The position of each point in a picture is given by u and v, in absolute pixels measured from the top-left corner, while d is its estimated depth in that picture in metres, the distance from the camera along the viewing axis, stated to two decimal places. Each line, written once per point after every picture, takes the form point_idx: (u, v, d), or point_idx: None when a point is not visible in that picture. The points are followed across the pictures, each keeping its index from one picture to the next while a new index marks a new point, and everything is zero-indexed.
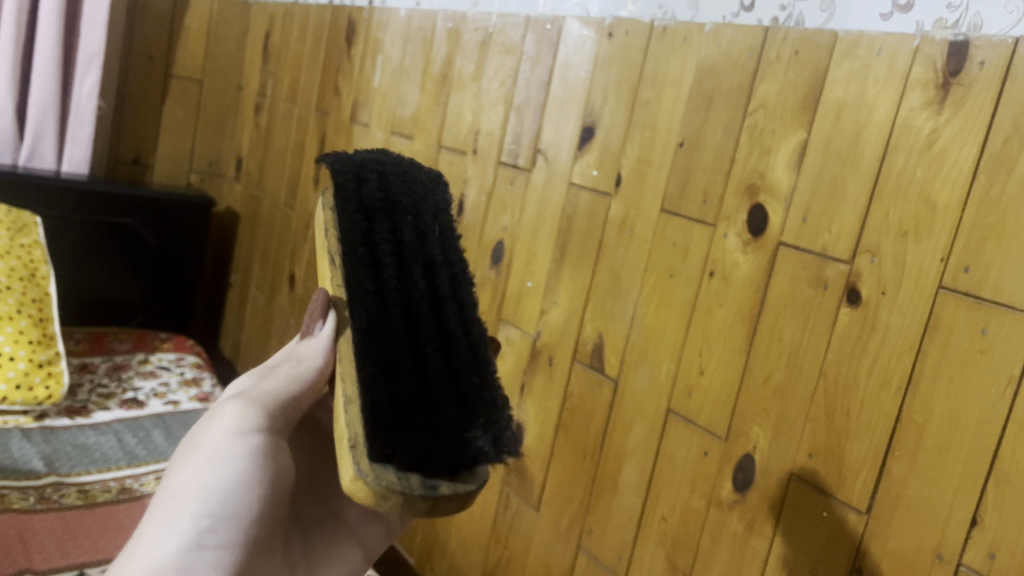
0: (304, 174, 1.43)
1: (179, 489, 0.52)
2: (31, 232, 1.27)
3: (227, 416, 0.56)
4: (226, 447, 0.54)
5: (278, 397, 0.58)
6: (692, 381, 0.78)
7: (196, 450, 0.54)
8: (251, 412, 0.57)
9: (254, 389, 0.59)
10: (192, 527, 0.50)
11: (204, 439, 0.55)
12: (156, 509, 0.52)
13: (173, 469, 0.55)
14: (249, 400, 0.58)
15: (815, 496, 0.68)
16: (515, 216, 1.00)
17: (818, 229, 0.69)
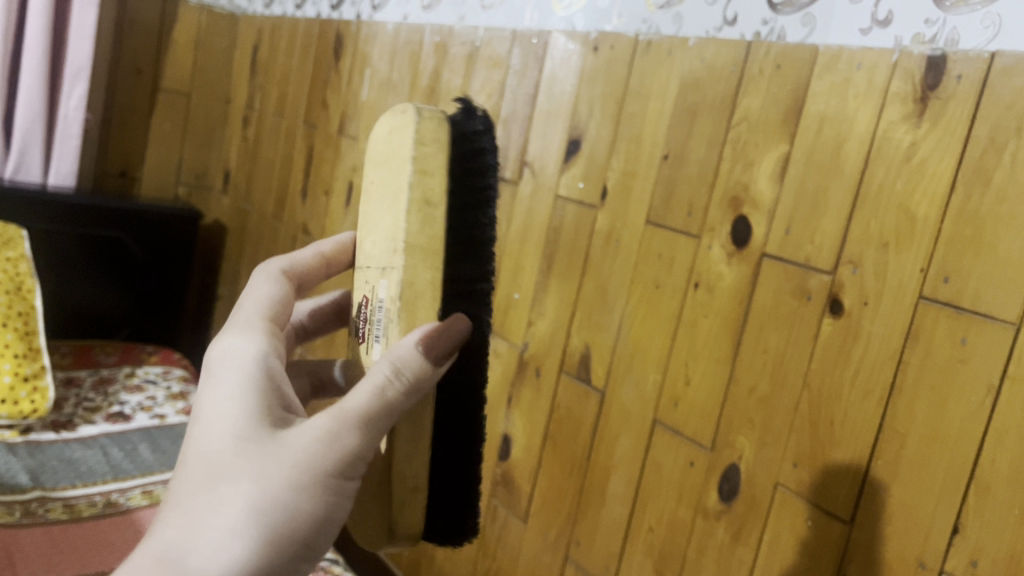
0: (292, 187, 1.43)
1: (288, 524, 0.43)
2: (17, 245, 1.27)
3: (350, 441, 0.45)
4: (339, 483, 0.45)
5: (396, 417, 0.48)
6: (678, 393, 0.79)
7: (313, 476, 0.44)
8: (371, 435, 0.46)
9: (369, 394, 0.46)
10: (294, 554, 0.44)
11: (319, 461, 0.44)
12: (255, 531, 0.42)
13: (263, 460, 0.44)
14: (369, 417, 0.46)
15: (800, 505, 0.68)
16: (502, 228, 1.01)
17: (801, 241, 0.69)
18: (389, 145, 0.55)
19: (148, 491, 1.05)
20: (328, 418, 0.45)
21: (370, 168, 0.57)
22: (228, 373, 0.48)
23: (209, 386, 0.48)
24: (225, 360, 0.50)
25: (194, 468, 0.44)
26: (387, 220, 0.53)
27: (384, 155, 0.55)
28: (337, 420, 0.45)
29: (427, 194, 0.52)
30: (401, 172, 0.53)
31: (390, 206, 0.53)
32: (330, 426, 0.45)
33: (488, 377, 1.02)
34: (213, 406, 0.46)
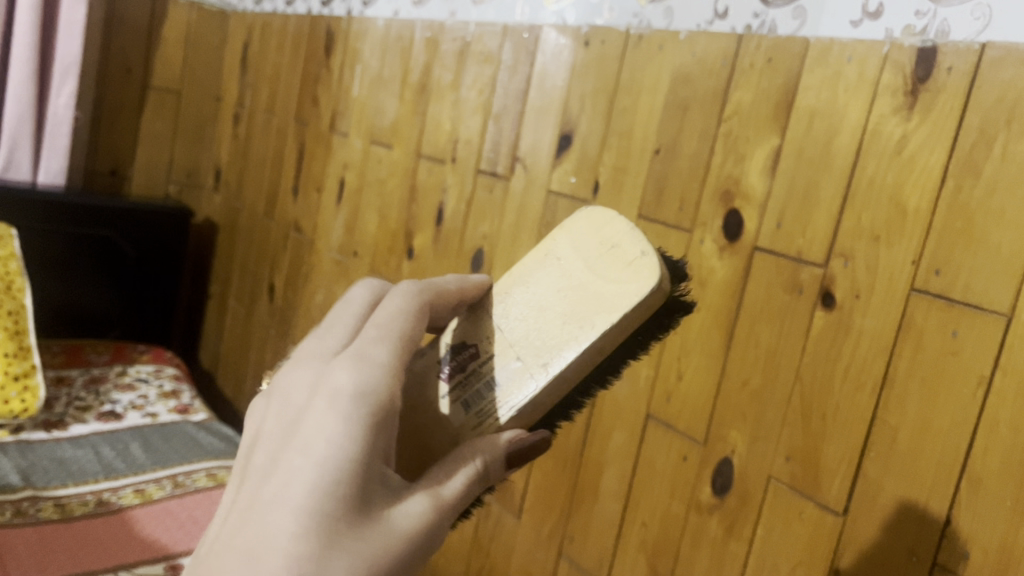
0: (283, 184, 1.43)
1: None
2: (6, 244, 1.25)
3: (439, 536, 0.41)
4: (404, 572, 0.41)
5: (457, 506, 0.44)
6: (671, 387, 0.79)
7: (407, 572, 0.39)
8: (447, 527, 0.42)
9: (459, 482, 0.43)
10: None
11: (416, 552, 0.39)
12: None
13: (383, 542, 0.37)
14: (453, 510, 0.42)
15: (793, 498, 0.68)
16: (494, 224, 1.00)
17: (792, 235, 0.69)
18: (610, 269, 0.49)
19: (140, 490, 1.05)
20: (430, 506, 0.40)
21: (571, 249, 0.52)
22: (354, 411, 0.38)
23: (324, 417, 0.38)
24: (345, 388, 0.39)
25: (314, 522, 0.35)
26: (555, 328, 0.49)
27: (595, 270, 0.50)
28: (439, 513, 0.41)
29: (601, 348, 0.47)
30: (607, 308, 0.48)
31: (568, 320, 0.48)
32: (432, 516, 0.40)
33: None
34: (345, 450, 0.37)
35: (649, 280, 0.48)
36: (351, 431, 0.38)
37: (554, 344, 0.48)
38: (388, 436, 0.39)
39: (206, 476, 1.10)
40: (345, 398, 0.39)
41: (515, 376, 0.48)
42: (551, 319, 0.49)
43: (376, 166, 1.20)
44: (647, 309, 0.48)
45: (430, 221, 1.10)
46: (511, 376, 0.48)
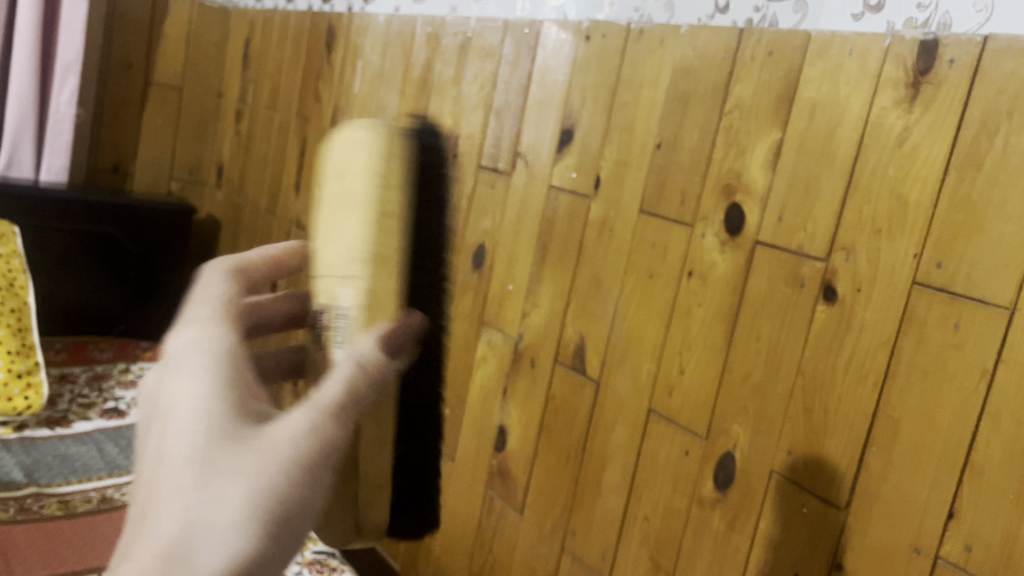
0: (285, 181, 1.43)
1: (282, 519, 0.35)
2: (8, 241, 1.25)
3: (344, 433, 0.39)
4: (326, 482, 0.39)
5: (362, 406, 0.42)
6: (672, 381, 0.79)
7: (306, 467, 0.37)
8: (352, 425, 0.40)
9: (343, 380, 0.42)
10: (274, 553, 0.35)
11: (303, 449, 0.37)
12: (252, 536, 0.34)
13: (249, 445, 0.36)
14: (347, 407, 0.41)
15: (795, 492, 0.68)
16: (496, 219, 1.00)
17: (794, 228, 0.69)
18: (349, 156, 0.49)
19: None
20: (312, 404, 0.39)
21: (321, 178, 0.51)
22: (187, 360, 0.40)
23: (164, 382, 0.40)
24: (180, 347, 0.41)
25: (169, 460, 0.36)
26: (350, 229, 0.48)
27: (343, 168, 0.49)
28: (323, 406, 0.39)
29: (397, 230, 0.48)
30: (365, 177, 0.49)
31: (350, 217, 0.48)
32: (311, 415, 0.38)
33: (483, 369, 1.01)
34: (182, 394, 0.38)
35: (365, 134, 0.49)
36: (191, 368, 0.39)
37: (351, 246, 0.48)
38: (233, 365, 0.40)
39: None
40: (177, 353, 0.41)
41: (351, 291, 0.48)
42: (346, 229, 0.49)
43: None
44: (400, 151, 0.49)
45: None
46: (337, 296, 0.48)
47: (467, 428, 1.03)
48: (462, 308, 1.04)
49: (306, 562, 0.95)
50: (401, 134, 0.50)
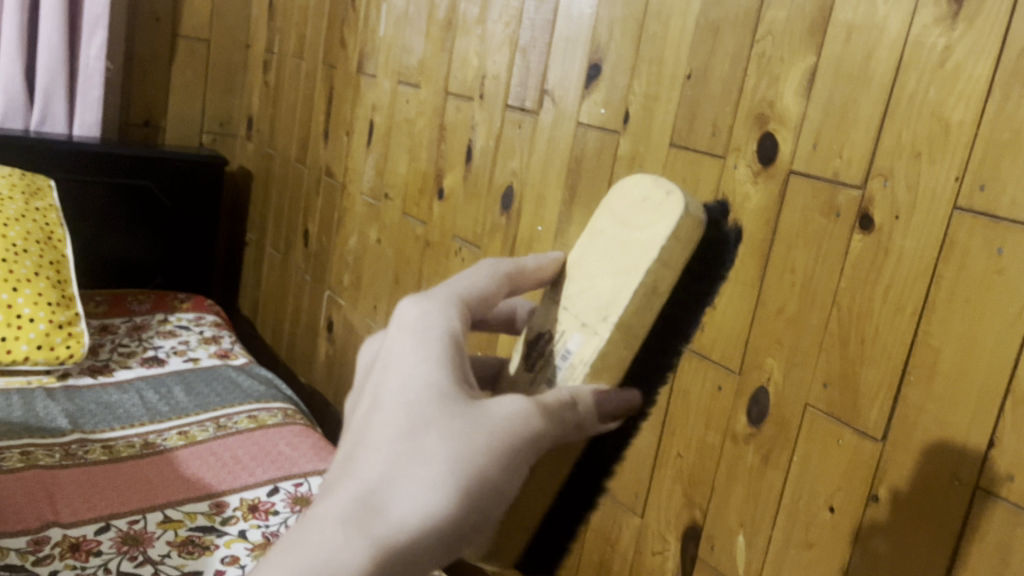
0: (314, 130, 1.42)
1: (480, 490, 0.37)
2: (44, 195, 1.28)
3: (483, 481, 0.37)
4: (466, 532, 0.37)
5: (532, 452, 0.39)
6: (705, 317, 0.77)
7: (500, 467, 0.37)
8: (507, 479, 0.38)
9: (519, 426, 0.38)
10: (445, 526, 0.36)
11: (506, 451, 0.38)
12: (452, 501, 0.36)
13: (467, 429, 0.37)
14: (505, 473, 0.38)
15: (831, 425, 0.67)
16: (523, 159, 0.98)
17: (829, 156, 0.67)
18: (638, 216, 0.47)
19: (184, 432, 1.07)
20: (466, 451, 0.37)
21: (608, 219, 0.49)
22: (423, 346, 0.40)
23: (402, 356, 0.40)
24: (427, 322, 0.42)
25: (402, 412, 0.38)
26: (605, 287, 0.46)
27: (627, 219, 0.47)
28: (471, 452, 0.37)
29: (655, 282, 0.44)
30: (636, 255, 0.45)
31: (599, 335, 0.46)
32: (534, 419, 0.39)
33: None
34: (407, 373, 0.39)
35: (672, 210, 0.45)
36: (400, 337, 0.41)
37: (610, 298, 0.45)
38: (437, 362, 0.40)
39: (247, 418, 1.12)
40: (429, 332, 0.41)
41: (581, 344, 0.45)
42: (589, 276, 0.48)
43: (405, 107, 1.19)
44: (679, 238, 0.45)
45: (460, 159, 1.08)
46: (579, 344, 0.45)
47: None
48: (492, 251, 1.03)
49: None
50: (693, 217, 0.45)
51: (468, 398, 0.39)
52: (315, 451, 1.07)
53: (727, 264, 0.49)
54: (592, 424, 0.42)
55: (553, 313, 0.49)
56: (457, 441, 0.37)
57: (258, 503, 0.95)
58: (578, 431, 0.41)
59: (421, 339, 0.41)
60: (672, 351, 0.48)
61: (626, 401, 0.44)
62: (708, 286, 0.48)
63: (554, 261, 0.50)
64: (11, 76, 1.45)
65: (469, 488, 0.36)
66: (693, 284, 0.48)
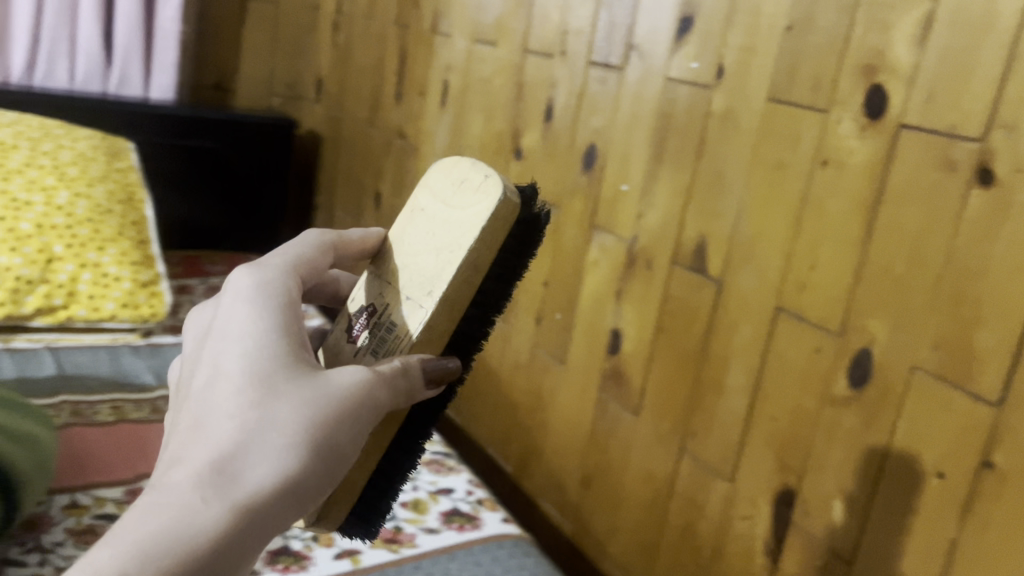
0: (386, 91, 1.42)
1: (317, 446, 0.46)
2: (125, 156, 1.29)
3: (324, 435, 0.47)
4: (313, 480, 0.46)
5: (369, 410, 0.49)
6: (803, 278, 0.75)
7: (330, 422, 0.47)
8: (345, 433, 0.48)
9: (343, 391, 0.48)
10: (287, 475, 0.45)
11: (333, 407, 0.47)
12: (293, 455, 0.46)
13: (299, 395, 0.47)
14: (342, 428, 0.48)
15: (940, 389, 0.65)
16: (608, 117, 0.96)
17: (945, 108, 0.64)
18: (461, 199, 0.57)
19: None
20: (307, 412, 0.47)
21: (432, 200, 0.59)
22: (251, 323, 0.50)
23: (236, 330, 0.50)
24: (249, 297, 0.51)
25: (247, 385, 0.47)
26: (429, 265, 0.56)
27: (449, 201, 0.58)
28: (313, 411, 0.47)
29: (477, 262, 0.55)
30: (461, 236, 0.55)
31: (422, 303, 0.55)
32: (356, 384, 0.49)
33: (595, 272, 0.99)
34: (242, 354, 0.48)
35: (492, 198, 0.55)
36: (233, 310, 0.51)
37: (432, 276, 0.55)
38: (270, 343, 0.49)
39: None
40: (253, 310, 0.51)
41: (408, 314, 0.55)
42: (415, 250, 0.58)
43: (481, 66, 1.17)
44: (498, 219, 0.55)
45: (539, 118, 1.07)
46: (406, 317, 0.55)
47: (579, 333, 1.02)
48: (573, 211, 1.02)
49: (425, 462, 1.01)
50: (514, 204, 0.56)
51: (307, 371, 0.49)
52: None
53: (536, 243, 0.59)
54: (419, 388, 0.52)
55: (380, 286, 0.58)
56: (300, 403, 0.47)
57: None
58: (403, 394, 0.51)
59: (257, 313, 0.50)
60: (484, 323, 0.58)
61: (448, 370, 0.54)
62: (519, 260, 0.58)
63: (375, 236, 0.61)
64: (90, 39, 1.47)
65: (307, 440, 0.46)
66: (507, 260, 0.57)
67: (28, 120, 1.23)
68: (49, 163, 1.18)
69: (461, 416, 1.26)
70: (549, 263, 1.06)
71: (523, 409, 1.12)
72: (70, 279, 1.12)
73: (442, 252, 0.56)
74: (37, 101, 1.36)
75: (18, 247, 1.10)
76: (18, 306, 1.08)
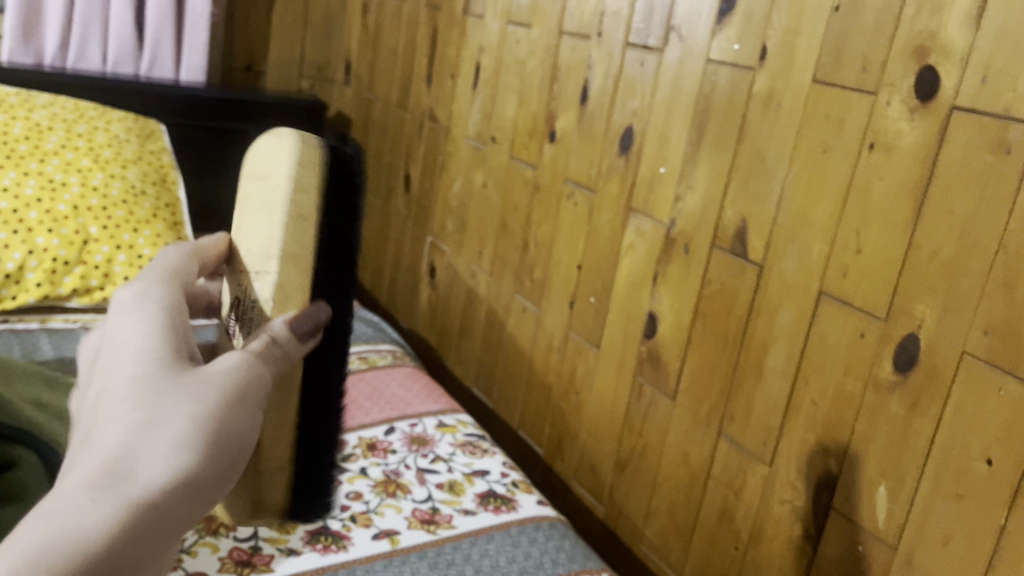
0: (416, 73, 1.41)
1: (213, 437, 0.41)
2: (157, 138, 1.30)
3: (221, 421, 0.42)
4: (215, 476, 0.41)
5: (259, 388, 0.44)
6: (848, 261, 0.75)
7: (224, 410, 0.42)
8: (242, 417, 0.43)
9: (234, 378, 0.43)
10: (186, 467, 0.40)
11: (227, 395, 0.43)
12: (190, 449, 0.40)
13: (189, 388, 0.42)
14: (236, 412, 0.43)
15: (990, 374, 0.64)
16: (646, 99, 0.96)
17: (1000, 90, 0.63)
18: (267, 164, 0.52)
19: None
20: (200, 398, 0.42)
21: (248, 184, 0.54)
22: (128, 324, 0.44)
23: (113, 334, 0.44)
24: (126, 301, 0.46)
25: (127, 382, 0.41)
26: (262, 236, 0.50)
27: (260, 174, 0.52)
28: (205, 397, 0.42)
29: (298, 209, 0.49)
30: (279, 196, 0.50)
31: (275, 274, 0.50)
32: (242, 369, 0.44)
33: (631, 256, 0.98)
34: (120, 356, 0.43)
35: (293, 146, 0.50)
36: (109, 322, 0.45)
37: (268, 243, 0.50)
38: (150, 339, 0.43)
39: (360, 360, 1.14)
40: (131, 311, 0.45)
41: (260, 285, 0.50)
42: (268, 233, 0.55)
43: (514, 47, 1.17)
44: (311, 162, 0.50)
45: (574, 101, 1.06)
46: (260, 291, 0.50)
47: (615, 317, 1.01)
48: (610, 193, 1.01)
49: (459, 443, 1.01)
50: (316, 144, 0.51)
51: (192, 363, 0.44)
52: (426, 393, 1.10)
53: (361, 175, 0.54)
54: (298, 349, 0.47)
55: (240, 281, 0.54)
56: (193, 388, 0.42)
57: (376, 442, 0.98)
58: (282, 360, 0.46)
59: (134, 310, 0.45)
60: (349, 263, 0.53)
61: (315, 317, 0.49)
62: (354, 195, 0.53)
63: (223, 242, 0.56)
64: (122, 21, 1.47)
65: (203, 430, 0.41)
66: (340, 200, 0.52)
67: (62, 101, 1.24)
68: (85, 145, 1.19)
69: (492, 399, 1.26)
70: (583, 246, 1.06)
71: (556, 391, 1.13)
72: (106, 260, 1.12)
73: (272, 210, 0.51)
74: (69, 82, 1.36)
75: (54, 228, 1.09)
76: (56, 287, 1.09)
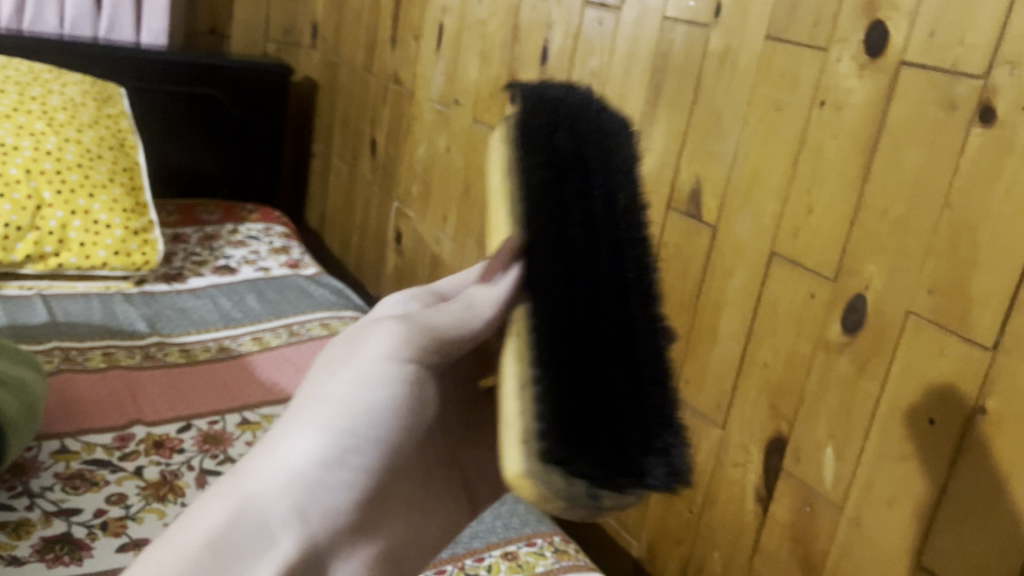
0: (381, 36, 1.39)
1: (339, 437, 0.45)
2: (116, 103, 1.27)
3: (352, 420, 0.45)
4: (336, 480, 0.44)
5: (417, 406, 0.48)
6: (800, 222, 0.73)
7: (351, 410, 0.45)
8: (381, 416, 0.46)
9: (371, 376, 0.46)
10: (302, 466, 0.44)
11: (359, 397, 0.46)
12: (307, 454, 0.44)
13: (321, 398, 0.46)
14: (362, 408, 0.45)
15: (935, 333, 0.63)
16: (604, 59, 0.94)
17: (947, 44, 0.62)
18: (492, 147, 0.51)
19: (258, 337, 1.08)
20: (331, 415, 0.45)
21: None
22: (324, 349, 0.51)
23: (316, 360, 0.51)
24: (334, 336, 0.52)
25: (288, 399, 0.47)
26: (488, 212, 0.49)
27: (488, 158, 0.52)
28: (338, 405, 0.45)
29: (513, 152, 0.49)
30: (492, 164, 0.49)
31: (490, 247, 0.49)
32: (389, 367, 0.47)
33: None
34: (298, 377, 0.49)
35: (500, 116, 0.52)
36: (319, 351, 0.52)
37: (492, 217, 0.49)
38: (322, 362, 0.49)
39: (320, 326, 1.12)
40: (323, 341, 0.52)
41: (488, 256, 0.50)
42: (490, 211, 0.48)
43: (477, 7, 1.14)
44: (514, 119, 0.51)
45: (535, 61, 1.04)
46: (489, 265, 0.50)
47: None
48: None
49: None
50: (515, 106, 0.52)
51: None
52: None
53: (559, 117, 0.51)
54: (480, 305, 0.48)
55: None
56: (316, 405, 0.46)
57: None
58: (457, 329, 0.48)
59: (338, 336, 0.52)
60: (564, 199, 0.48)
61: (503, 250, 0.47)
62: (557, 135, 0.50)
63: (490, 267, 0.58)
64: None
65: (322, 431, 0.45)
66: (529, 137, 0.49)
67: (16, 65, 1.21)
68: (38, 109, 1.16)
69: None
70: None
71: None
72: (61, 226, 1.11)
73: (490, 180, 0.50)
74: (25, 46, 1.33)
75: (6, 193, 1.08)
76: (9, 254, 1.07)
